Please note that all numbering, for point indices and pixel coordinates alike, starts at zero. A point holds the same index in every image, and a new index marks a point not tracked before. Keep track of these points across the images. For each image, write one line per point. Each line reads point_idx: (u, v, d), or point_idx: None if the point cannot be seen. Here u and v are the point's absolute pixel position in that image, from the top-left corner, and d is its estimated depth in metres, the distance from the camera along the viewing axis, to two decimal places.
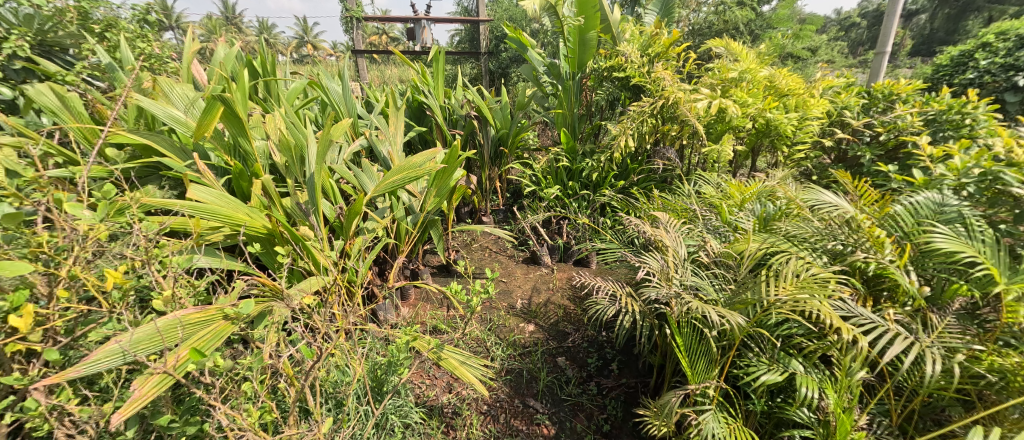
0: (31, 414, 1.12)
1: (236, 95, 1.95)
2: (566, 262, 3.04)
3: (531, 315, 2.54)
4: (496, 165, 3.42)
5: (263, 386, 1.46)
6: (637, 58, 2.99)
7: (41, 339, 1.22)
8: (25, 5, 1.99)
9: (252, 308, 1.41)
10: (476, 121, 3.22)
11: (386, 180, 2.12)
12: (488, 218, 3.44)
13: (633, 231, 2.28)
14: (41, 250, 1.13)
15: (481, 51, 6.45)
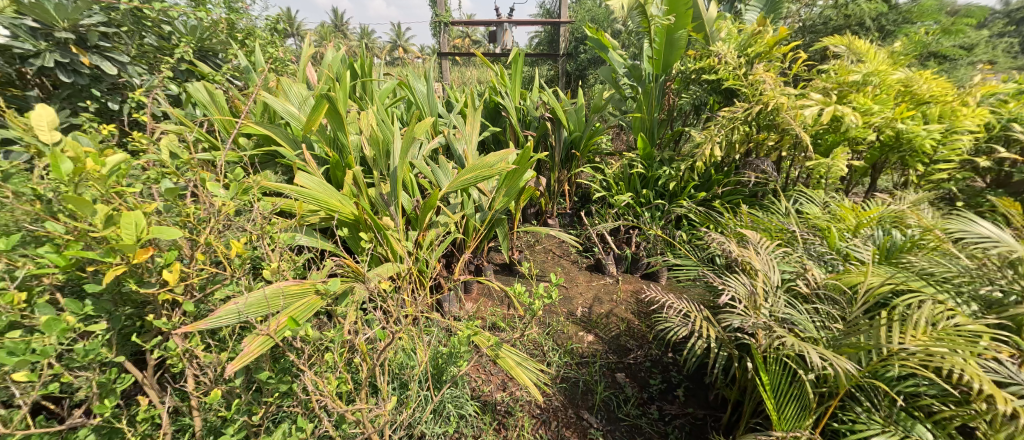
0: (172, 354, 1.21)
1: (338, 93, 2.07)
2: (632, 275, 2.87)
3: (591, 325, 2.41)
4: (567, 168, 3.33)
5: (341, 357, 1.52)
6: (733, 59, 2.65)
7: (182, 292, 1.28)
8: (192, 19, 2.43)
9: (340, 286, 1.46)
10: (550, 123, 3.13)
11: (459, 177, 2.11)
12: (554, 221, 3.33)
13: (715, 248, 2.05)
14: (187, 220, 1.27)
15: (560, 53, 6.36)
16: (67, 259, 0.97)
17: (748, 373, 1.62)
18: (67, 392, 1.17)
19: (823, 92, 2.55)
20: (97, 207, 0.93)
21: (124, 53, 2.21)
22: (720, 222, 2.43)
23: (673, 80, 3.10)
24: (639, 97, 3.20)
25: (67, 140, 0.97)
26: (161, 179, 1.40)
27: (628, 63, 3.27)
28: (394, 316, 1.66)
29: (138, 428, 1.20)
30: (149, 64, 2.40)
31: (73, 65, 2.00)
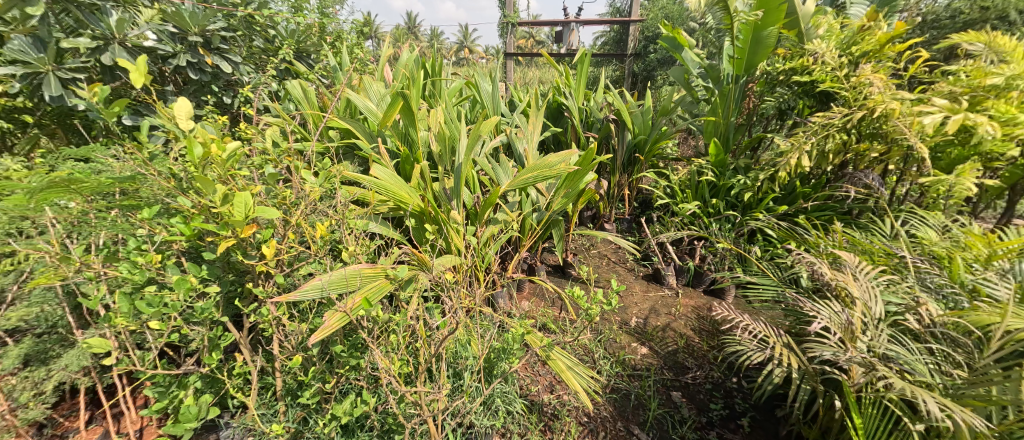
0: (264, 319, 1.37)
1: (411, 90, 2.18)
2: (695, 289, 2.74)
3: (645, 337, 2.35)
4: (628, 172, 3.25)
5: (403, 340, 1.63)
6: (834, 59, 2.45)
7: (274, 266, 1.45)
8: (292, 24, 2.71)
9: (408, 272, 1.56)
10: (614, 125, 3.07)
11: (520, 176, 2.14)
12: (610, 225, 3.27)
13: (801, 268, 1.89)
14: (283, 202, 1.43)
15: (627, 53, 6.21)
16: (191, 230, 1.15)
17: (835, 411, 1.49)
18: (183, 341, 1.39)
19: (950, 97, 2.24)
20: (218, 187, 1.09)
21: (237, 55, 2.53)
22: (807, 240, 2.23)
23: (757, 82, 2.93)
24: (715, 99, 3.07)
25: (201, 129, 1.14)
26: (265, 165, 1.59)
27: (707, 62, 3.17)
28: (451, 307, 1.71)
29: (233, 382, 1.38)
30: (255, 64, 2.73)
31: (197, 65, 2.33)
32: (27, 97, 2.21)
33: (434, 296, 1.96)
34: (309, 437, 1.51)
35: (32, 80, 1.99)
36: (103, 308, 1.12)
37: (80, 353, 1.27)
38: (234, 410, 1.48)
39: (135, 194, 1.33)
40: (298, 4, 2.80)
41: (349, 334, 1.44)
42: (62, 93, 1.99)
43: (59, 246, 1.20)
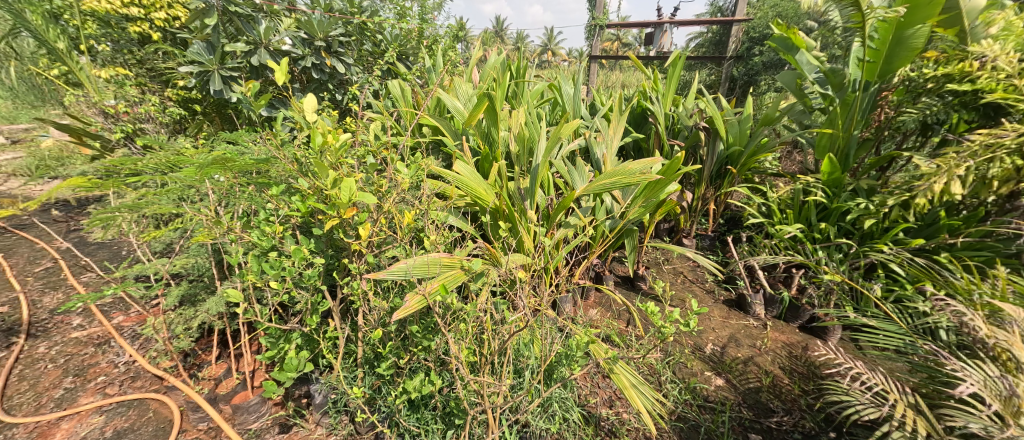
0: (356, 292, 1.55)
1: (497, 91, 2.27)
2: (789, 325, 2.50)
3: (722, 367, 2.19)
4: (715, 185, 3.08)
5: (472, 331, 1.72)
6: (1013, 65, 2.01)
7: (367, 249, 1.62)
8: (397, 29, 2.98)
9: (482, 265, 1.65)
10: (704, 133, 2.91)
11: (597, 181, 2.14)
12: (689, 241, 3.12)
13: (938, 319, 1.63)
14: (379, 190, 1.61)
15: (726, 56, 5.30)
16: (306, 208, 1.37)
17: None
18: (291, 301, 1.62)
19: None
20: (331, 173, 1.29)
21: (350, 57, 2.86)
22: (953, 284, 1.91)
23: (893, 89, 2.45)
24: (834, 108, 2.64)
25: (322, 121, 1.35)
26: (367, 155, 1.79)
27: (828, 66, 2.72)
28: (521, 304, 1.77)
29: (325, 344, 1.58)
30: (363, 66, 3.07)
31: (319, 65, 2.69)
32: (197, 89, 2.74)
33: (503, 292, 2.04)
34: (381, 407, 1.65)
35: (203, 76, 2.46)
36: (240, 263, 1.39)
37: (218, 298, 1.56)
38: (322, 371, 1.68)
39: (268, 173, 1.58)
40: (404, 11, 3.06)
41: (425, 317, 1.55)
42: (223, 87, 2.44)
43: (214, 210, 1.48)
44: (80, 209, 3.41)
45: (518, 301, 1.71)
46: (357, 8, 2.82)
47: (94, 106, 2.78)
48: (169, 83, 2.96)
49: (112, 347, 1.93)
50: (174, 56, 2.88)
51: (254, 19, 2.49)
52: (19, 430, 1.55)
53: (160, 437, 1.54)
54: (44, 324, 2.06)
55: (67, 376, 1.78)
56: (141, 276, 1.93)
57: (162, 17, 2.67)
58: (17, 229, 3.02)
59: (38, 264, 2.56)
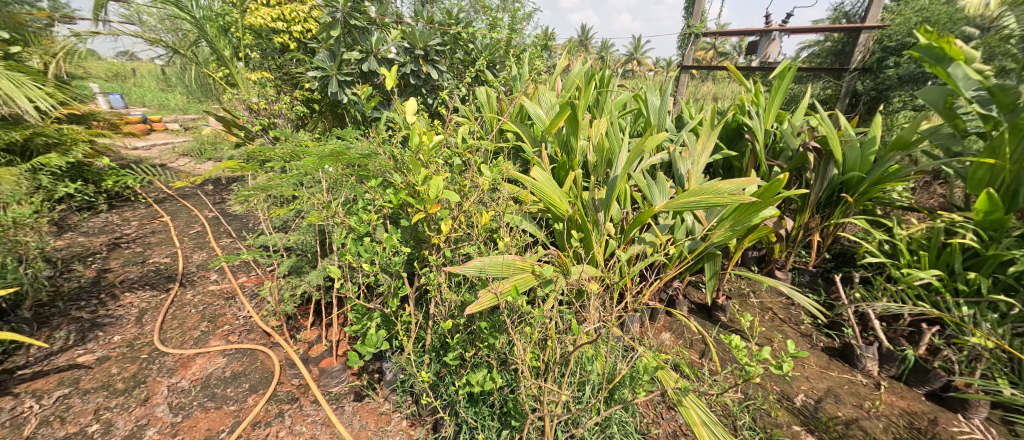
0: (434, 283, 1.67)
1: (580, 100, 2.27)
2: (914, 391, 2.00)
3: (815, 425, 1.83)
4: (822, 214, 2.62)
5: (537, 335, 1.75)
6: None
7: (445, 244, 1.75)
8: (488, 39, 3.15)
9: (552, 271, 1.69)
10: (815, 154, 2.51)
11: (679, 198, 2.08)
12: (781, 273, 2.72)
13: None
14: (465, 188, 1.75)
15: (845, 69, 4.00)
16: (398, 199, 1.54)
17: None
18: (376, 283, 1.80)
19: None
20: (422, 170, 1.48)
21: (444, 65, 3.08)
22: None
23: None
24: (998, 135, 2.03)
25: (418, 121, 1.57)
26: (454, 157, 1.95)
27: (995, 80, 2.03)
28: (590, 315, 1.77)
29: (400, 327, 1.71)
30: (454, 73, 3.28)
31: (416, 71, 2.93)
32: (315, 90, 3.14)
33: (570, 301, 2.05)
34: (443, 394, 1.75)
35: (323, 80, 2.82)
36: (343, 241, 1.63)
37: (319, 272, 1.77)
38: (394, 351, 1.82)
39: (368, 167, 1.77)
40: (495, 22, 3.23)
41: (496, 314, 1.65)
42: (337, 90, 2.78)
43: (324, 196, 1.70)
44: (222, 185, 4.09)
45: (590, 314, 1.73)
46: (454, 20, 3.03)
47: (241, 102, 3.32)
48: (297, 85, 3.43)
49: (235, 302, 2.28)
50: (302, 61, 3.33)
51: (367, 31, 2.79)
52: (167, 359, 1.90)
53: (263, 385, 1.79)
54: (191, 276, 2.51)
55: (203, 321, 2.14)
56: (261, 245, 2.26)
57: (298, 30, 3.12)
58: (179, 197, 3.70)
59: (190, 228, 3.11)
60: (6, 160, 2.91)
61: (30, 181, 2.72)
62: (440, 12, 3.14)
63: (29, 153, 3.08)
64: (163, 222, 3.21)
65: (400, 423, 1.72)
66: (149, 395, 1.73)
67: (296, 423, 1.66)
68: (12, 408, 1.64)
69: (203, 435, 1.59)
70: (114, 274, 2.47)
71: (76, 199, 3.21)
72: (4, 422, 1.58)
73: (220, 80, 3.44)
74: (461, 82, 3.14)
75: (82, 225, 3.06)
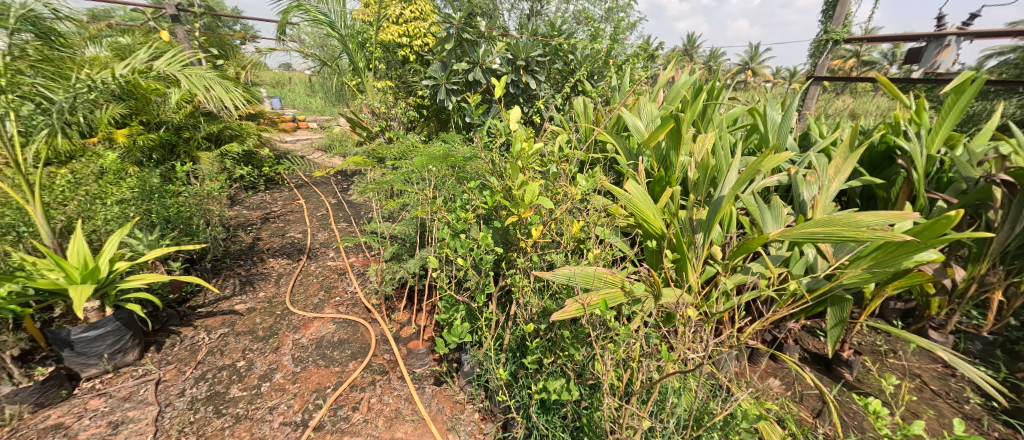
0: (520, 285, 1.73)
1: (686, 113, 2.11)
2: None
3: None
4: (1008, 267, 2.05)
5: (618, 350, 1.71)
6: None
7: (532, 250, 1.79)
8: (590, 50, 3.17)
9: (645, 290, 1.64)
10: (1003, 190, 1.92)
11: (801, 227, 1.84)
12: (937, 335, 2.19)
13: None
14: (565, 198, 1.81)
15: None
16: (494, 201, 1.69)
17: None
18: (466, 278, 1.93)
19: None
20: (520, 176, 1.62)
21: (543, 75, 3.19)
22: None
23: None
24: None
25: (519, 129, 1.72)
26: (549, 166, 1.99)
27: None
28: (681, 346, 1.70)
29: (481, 323, 1.81)
30: (553, 82, 3.37)
31: (516, 81, 3.08)
32: (427, 98, 3.47)
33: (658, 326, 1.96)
34: (515, 394, 1.80)
35: (434, 88, 3.10)
36: (441, 235, 1.80)
37: (417, 261, 1.95)
38: (471, 345, 1.93)
39: (466, 169, 1.91)
40: (597, 33, 3.26)
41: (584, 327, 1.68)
42: (444, 97, 3.04)
43: (429, 193, 1.88)
44: (344, 178, 4.69)
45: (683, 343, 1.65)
46: (556, 31, 3.13)
47: (368, 107, 3.82)
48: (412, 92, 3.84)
49: (346, 278, 2.61)
50: (417, 72, 3.70)
51: (477, 44, 3.01)
52: (294, 317, 2.25)
53: (361, 355, 2.03)
54: (316, 251, 2.93)
55: (320, 291, 2.49)
56: (370, 232, 2.56)
57: (419, 44, 3.47)
58: (312, 184, 4.35)
59: (317, 211, 3.63)
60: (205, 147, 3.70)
61: (219, 164, 3.41)
62: (544, 24, 3.26)
63: (220, 142, 3.88)
64: (300, 204, 3.79)
65: (472, 415, 1.81)
66: (279, 345, 2.06)
67: (385, 393, 1.85)
68: (190, 337, 2.07)
69: (314, 387, 1.85)
70: (263, 242, 2.99)
71: (245, 180, 3.95)
72: (185, 347, 2.01)
73: (353, 87, 3.97)
74: (558, 92, 3.22)
75: (245, 200, 3.76)
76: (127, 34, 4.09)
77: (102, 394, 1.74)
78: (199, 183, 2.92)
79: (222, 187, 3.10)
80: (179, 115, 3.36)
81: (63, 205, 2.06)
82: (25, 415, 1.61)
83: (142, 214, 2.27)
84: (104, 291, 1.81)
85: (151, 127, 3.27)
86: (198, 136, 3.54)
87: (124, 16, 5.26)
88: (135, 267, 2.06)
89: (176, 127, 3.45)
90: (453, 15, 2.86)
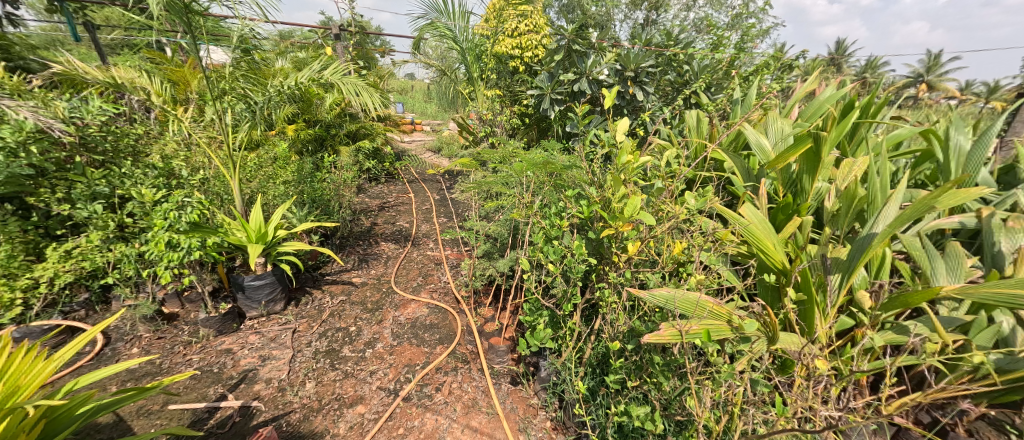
0: (609, 300, 1.67)
1: (830, 133, 1.79)
2: None
3: None
4: None
5: (715, 391, 1.53)
6: None
7: (623, 266, 1.73)
8: (710, 60, 2.93)
9: (756, 328, 1.43)
10: None
11: (993, 285, 1.39)
12: None
13: None
14: (664, 217, 1.70)
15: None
16: (591, 212, 1.68)
17: None
18: (552, 285, 1.95)
19: None
20: (622, 188, 1.59)
21: (652, 86, 3.06)
22: None
23: None
24: None
25: (627, 140, 1.68)
26: (652, 182, 1.89)
27: None
28: (796, 401, 1.45)
29: (564, 332, 1.81)
30: (663, 95, 3.20)
31: (623, 92, 3.06)
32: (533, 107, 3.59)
33: (765, 373, 1.69)
34: (591, 411, 1.74)
35: (539, 98, 3.23)
36: (535, 238, 1.86)
37: (506, 262, 2.04)
38: (551, 353, 1.93)
39: (563, 177, 1.96)
40: (720, 41, 3.00)
41: (676, 355, 1.55)
42: (548, 106, 3.13)
43: (527, 197, 1.96)
44: (450, 177, 5.10)
45: (800, 399, 1.40)
46: (673, 41, 2.97)
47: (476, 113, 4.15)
48: (517, 100, 4.02)
49: (441, 268, 2.86)
50: (526, 81, 3.85)
51: (586, 54, 3.04)
52: (396, 296, 2.54)
53: (447, 340, 2.20)
54: (418, 240, 3.27)
55: (418, 276, 2.77)
56: (466, 228, 2.76)
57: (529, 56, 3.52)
58: (423, 181, 4.84)
59: (423, 205, 4.03)
60: (348, 142, 4.39)
61: (354, 157, 4.03)
62: (660, 34, 3.11)
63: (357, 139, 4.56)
64: (411, 197, 4.25)
65: (543, 422, 1.82)
66: (382, 318, 2.35)
67: (465, 381, 1.98)
68: (320, 298, 2.50)
69: (406, 362, 2.06)
70: (379, 227, 3.44)
71: (371, 172, 4.57)
72: (315, 307, 2.42)
73: (464, 95, 4.29)
74: (668, 104, 3.04)
75: (369, 190, 4.37)
76: (304, 49, 5.05)
77: (258, 332, 2.21)
78: (338, 172, 3.50)
79: (354, 177, 3.66)
80: (330, 115, 4.07)
81: (249, 181, 2.67)
82: (210, 337, 2.12)
83: (297, 193, 2.81)
84: (269, 250, 2.31)
85: (310, 124, 4.05)
86: (341, 133, 4.22)
87: (300, 34, 6.47)
88: (290, 235, 2.56)
89: (327, 125, 4.18)
90: (566, 27, 2.99)
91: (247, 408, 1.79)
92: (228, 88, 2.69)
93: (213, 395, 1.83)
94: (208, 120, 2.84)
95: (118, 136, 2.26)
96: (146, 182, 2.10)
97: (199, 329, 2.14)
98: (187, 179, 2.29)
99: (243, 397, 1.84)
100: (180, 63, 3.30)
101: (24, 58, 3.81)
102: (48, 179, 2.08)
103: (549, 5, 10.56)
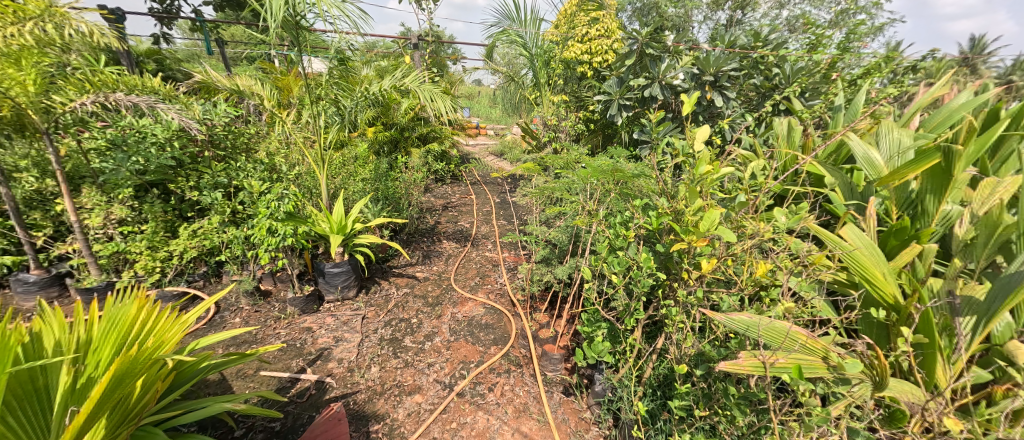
0: (676, 319, 1.55)
1: (969, 146, 1.49)
2: None
3: None
4: None
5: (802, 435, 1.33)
6: None
7: (693, 284, 1.59)
8: (806, 62, 2.62)
9: (860, 370, 1.20)
10: None
11: None
12: None
13: None
14: (743, 234, 1.54)
15: None
16: (660, 224, 1.58)
17: None
18: (612, 298, 1.87)
19: None
20: (698, 201, 1.46)
21: (734, 91, 2.81)
22: None
23: None
24: None
25: (706, 150, 1.55)
26: (732, 195, 1.73)
27: None
28: None
29: (623, 347, 1.73)
30: (746, 100, 2.93)
31: (700, 98, 2.86)
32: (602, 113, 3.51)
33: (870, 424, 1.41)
34: (649, 434, 1.64)
35: (608, 104, 3.14)
36: (598, 247, 1.80)
37: (564, 270, 2.00)
38: (607, 368, 1.85)
39: (630, 186, 1.88)
40: (819, 40, 2.67)
41: (754, 387, 1.38)
42: (615, 112, 3.04)
43: (591, 205, 1.91)
44: (512, 181, 5.19)
45: None
46: (761, 42, 2.71)
47: (543, 118, 4.17)
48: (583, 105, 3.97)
49: (498, 269, 2.93)
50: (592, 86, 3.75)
51: (660, 59, 2.89)
52: (455, 293, 2.64)
53: (502, 342, 2.23)
54: (478, 241, 3.38)
55: (476, 276, 2.85)
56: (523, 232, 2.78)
57: (599, 61, 3.46)
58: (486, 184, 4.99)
59: (484, 207, 4.16)
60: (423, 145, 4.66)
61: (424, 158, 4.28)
62: (747, 35, 2.85)
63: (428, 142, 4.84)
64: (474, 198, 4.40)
65: (595, 437, 1.75)
66: (441, 313, 2.45)
67: (517, 384, 1.98)
68: (387, 289, 2.68)
69: (462, 358, 2.12)
70: (442, 226, 3.61)
71: (438, 174, 4.81)
72: (382, 296, 2.61)
73: (532, 100, 4.34)
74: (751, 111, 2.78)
75: (435, 190, 4.61)
76: (386, 58, 5.45)
77: (333, 315, 2.43)
78: (409, 172, 3.74)
79: (423, 177, 3.89)
80: (404, 119, 4.35)
81: (333, 178, 2.96)
82: (297, 315, 2.38)
83: (374, 190, 3.05)
84: (347, 241, 2.54)
85: (388, 127, 4.38)
86: (413, 136, 4.50)
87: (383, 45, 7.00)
88: (365, 228, 2.80)
89: (403, 128, 4.49)
90: (639, 31, 2.86)
91: (321, 382, 1.97)
92: (323, 94, 3.01)
93: (296, 367, 2.04)
94: (305, 122, 3.22)
95: (236, 135, 2.68)
96: (255, 175, 2.46)
97: (287, 307, 2.41)
98: (285, 174, 2.63)
99: (319, 372, 2.03)
100: (286, 71, 3.74)
101: (173, 69, 4.63)
102: (185, 170, 2.52)
103: (622, 8, 10.22)
